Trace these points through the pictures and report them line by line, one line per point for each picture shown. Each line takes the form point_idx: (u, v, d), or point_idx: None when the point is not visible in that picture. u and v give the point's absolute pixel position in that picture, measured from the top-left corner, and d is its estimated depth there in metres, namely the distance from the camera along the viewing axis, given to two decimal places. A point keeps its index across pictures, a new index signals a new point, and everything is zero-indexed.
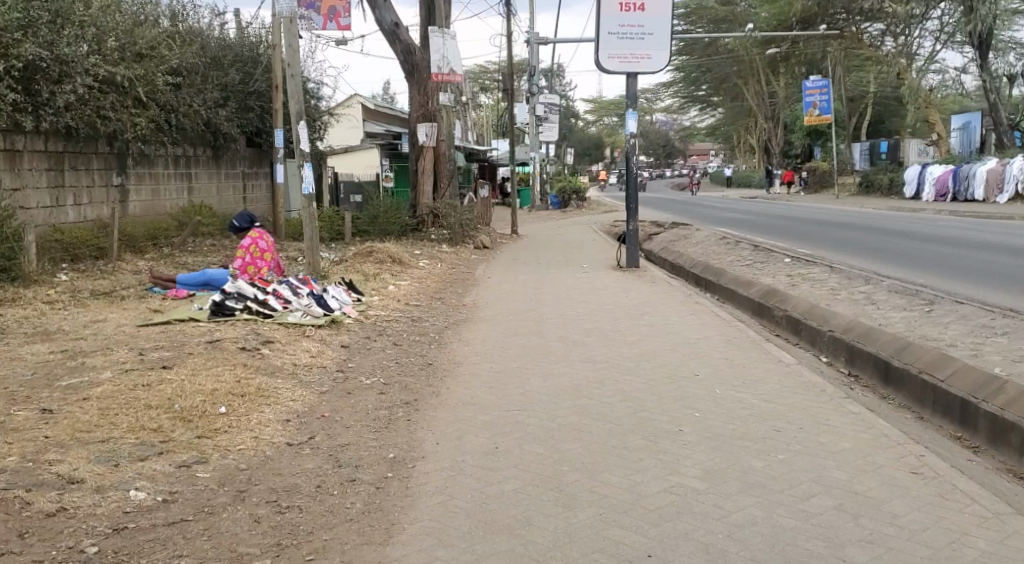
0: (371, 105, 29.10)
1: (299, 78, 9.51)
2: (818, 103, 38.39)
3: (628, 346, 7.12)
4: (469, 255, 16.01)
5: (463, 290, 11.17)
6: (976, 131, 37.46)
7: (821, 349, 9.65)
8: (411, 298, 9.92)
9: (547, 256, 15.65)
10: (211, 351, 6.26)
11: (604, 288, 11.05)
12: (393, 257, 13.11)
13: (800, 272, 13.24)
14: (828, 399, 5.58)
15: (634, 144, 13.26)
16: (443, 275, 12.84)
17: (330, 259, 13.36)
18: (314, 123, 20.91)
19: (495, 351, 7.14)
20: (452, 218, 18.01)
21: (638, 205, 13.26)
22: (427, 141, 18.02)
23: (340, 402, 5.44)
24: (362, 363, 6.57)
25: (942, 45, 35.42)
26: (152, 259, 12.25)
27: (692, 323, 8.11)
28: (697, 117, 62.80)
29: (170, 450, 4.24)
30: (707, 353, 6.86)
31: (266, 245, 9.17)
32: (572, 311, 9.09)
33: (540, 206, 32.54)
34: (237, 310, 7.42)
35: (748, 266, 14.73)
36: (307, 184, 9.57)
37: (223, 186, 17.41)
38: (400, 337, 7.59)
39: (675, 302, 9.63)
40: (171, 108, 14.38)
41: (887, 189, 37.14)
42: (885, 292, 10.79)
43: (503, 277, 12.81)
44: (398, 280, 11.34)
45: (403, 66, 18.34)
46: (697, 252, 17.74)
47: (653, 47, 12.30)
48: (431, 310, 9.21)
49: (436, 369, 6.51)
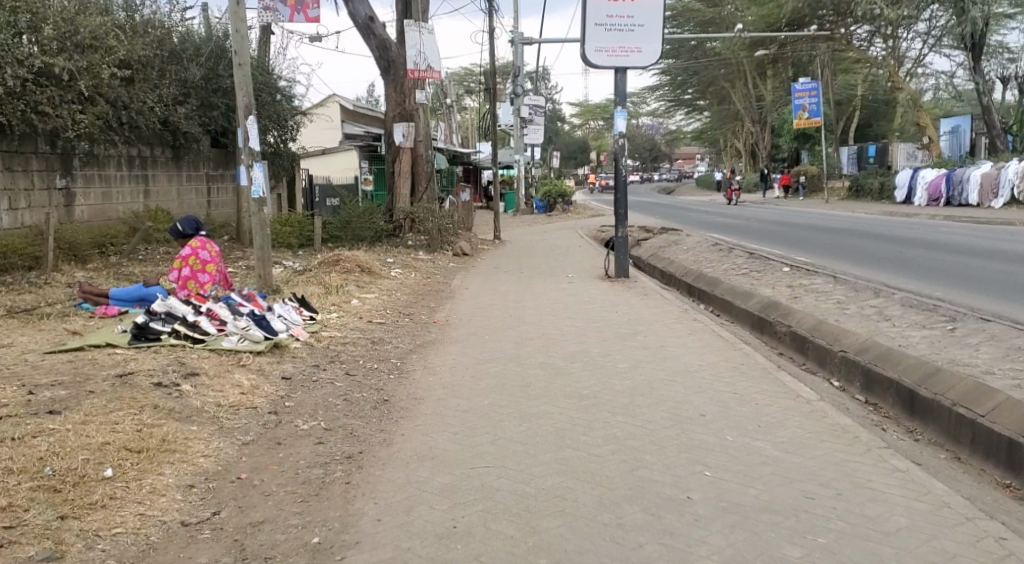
0: (350, 106, 28.04)
1: (248, 68, 8.46)
2: (807, 106, 37.58)
3: (621, 377, 6.11)
4: (447, 263, 14.98)
5: (436, 304, 10.13)
6: (967, 134, 36.64)
7: (832, 370, 8.67)
8: (375, 314, 8.86)
9: (529, 264, 14.66)
10: (119, 388, 5.17)
11: (592, 302, 10.06)
12: (363, 267, 12.05)
13: (801, 282, 12.26)
14: (865, 449, 4.58)
15: (623, 144, 12.26)
16: (416, 286, 11.80)
17: (293, 269, 12.29)
18: (285, 124, 19.83)
19: (464, 382, 6.11)
20: (430, 223, 16.87)
21: (628, 211, 12.26)
22: (404, 141, 17.25)
23: (265, 459, 4.38)
24: (303, 400, 5.50)
25: (932, 48, 34.71)
26: (95, 269, 11.17)
27: (692, 346, 7.11)
28: (683, 121, 61.99)
29: (16, 545, 3.28)
30: (713, 385, 5.86)
31: (209, 256, 8.14)
32: (556, 330, 8.07)
33: (525, 210, 31.53)
34: (163, 333, 6.39)
35: (744, 276, 13.76)
36: (256, 186, 8.53)
37: (184, 190, 16.35)
38: (355, 364, 6.56)
39: (670, 318, 8.64)
40: (123, 106, 13.25)
41: (877, 194, 36.37)
42: (898, 307, 9.83)
43: (482, 288, 11.77)
44: (364, 294, 10.30)
45: (379, 62, 17.34)
46: (689, 259, 16.80)
47: (643, 39, 11.33)
48: (396, 329, 8.16)
49: (392, 407, 5.46)
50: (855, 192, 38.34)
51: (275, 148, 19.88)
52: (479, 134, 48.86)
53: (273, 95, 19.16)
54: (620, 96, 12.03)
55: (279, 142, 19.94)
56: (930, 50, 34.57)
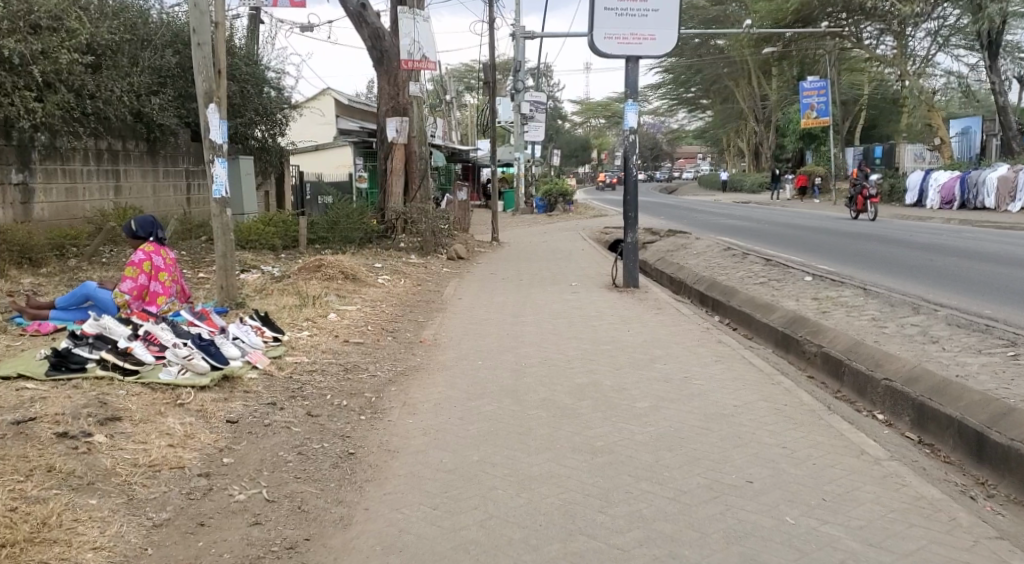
0: (345, 100, 26.90)
1: (208, 48, 7.33)
2: (815, 105, 36.44)
3: (642, 424, 5.03)
4: (442, 269, 13.87)
5: (424, 319, 9.00)
6: (977, 135, 35.18)
7: (873, 399, 7.61)
8: (352, 332, 7.72)
9: (529, 270, 13.59)
10: (9, 442, 4.09)
11: (600, 317, 9.01)
12: (346, 273, 10.94)
13: (829, 296, 11.16)
14: (971, 541, 3.50)
15: (634, 141, 11.15)
16: (404, 295, 10.72)
17: (270, 275, 11.21)
18: (274, 117, 18.71)
19: (453, 425, 5.05)
20: (423, 225, 15.78)
21: (638, 214, 11.19)
22: (397, 136, 16.18)
23: (178, 554, 3.36)
24: (249, 455, 4.40)
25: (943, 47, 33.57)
26: (47, 276, 10.10)
27: (721, 383, 6.03)
28: (686, 119, 60.84)
29: None
30: (756, 438, 4.77)
31: (163, 264, 6.98)
32: (561, 354, 7.00)
33: (525, 209, 30.39)
34: (89, 363, 5.29)
35: (762, 286, 12.67)
36: (218, 184, 7.41)
37: (161, 187, 15.28)
38: (322, 401, 5.47)
39: (690, 341, 7.57)
40: (88, 94, 12.17)
41: (887, 196, 35.21)
42: (943, 326, 8.76)
43: (477, 298, 10.68)
44: (346, 305, 9.20)
45: (371, 52, 16.24)
46: (700, 265, 15.73)
47: (657, 26, 10.24)
48: (375, 351, 7.04)
49: (360, 466, 4.36)
50: None
51: (263, 143, 18.76)
52: (478, 130, 47.76)
53: (262, 87, 18.05)
54: (631, 88, 10.94)
55: (268, 137, 18.84)
56: (941, 49, 33.55)
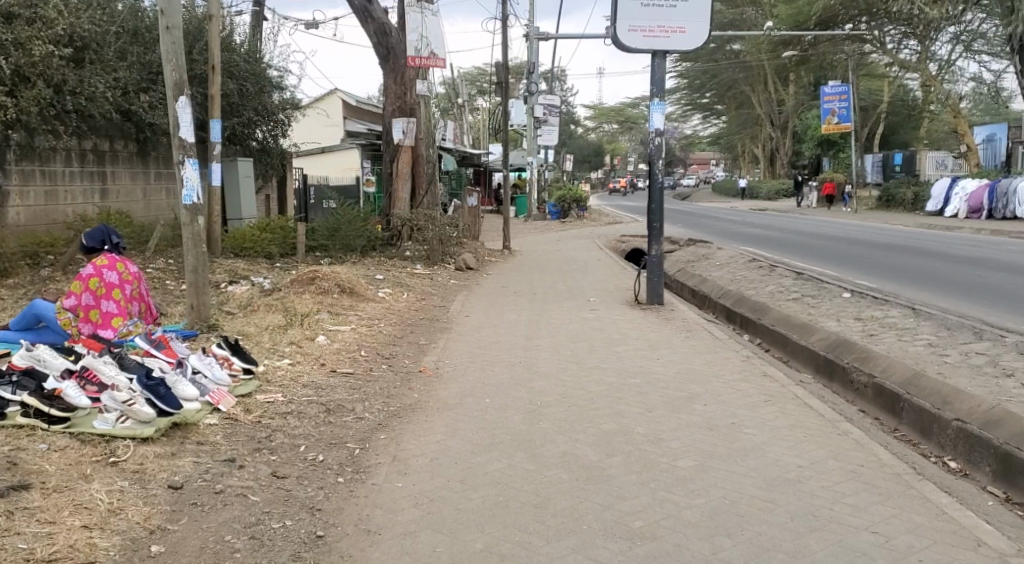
0: (353, 101, 25.99)
1: (179, 33, 6.34)
2: (836, 111, 35.23)
3: (689, 495, 4.05)
4: (449, 280, 12.87)
5: (427, 341, 7.99)
6: (1003, 143, 33.91)
7: (941, 443, 6.59)
8: (342, 359, 6.70)
9: (543, 283, 12.59)
10: None
11: (623, 340, 8.02)
12: (344, 287, 9.94)
13: (874, 317, 10.13)
14: None
15: (660, 143, 10.13)
16: (407, 311, 9.73)
17: (260, 288, 10.24)
18: (276, 117, 17.76)
19: (455, 492, 4.08)
20: (431, 233, 14.69)
21: (663, 224, 10.17)
22: (404, 138, 15.08)
23: None
24: (185, 541, 3.45)
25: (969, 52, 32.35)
26: (12, 289, 9.16)
27: (778, 434, 5.03)
28: (701, 125, 59.69)
29: None
30: (836, 518, 3.79)
31: (117, 278, 6.14)
32: (584, 389, 6.03)
33: (537, 215, 29.33)
34: (12, 408, 4.34)
35: (797, 303, 11.64)
36: (189, 189, 6.44)
37: (152, 190, 14.35)
38: (293, 455, 4.48)
39: (731, 374, 6.58)
40: (69, 90, 11.22)
41: (910, 205, 33.93)
42: (1015, 358, 7.74)
43: (486, 316, 9.69)
44: (339, 325, 8.20)
45: (377, 48, 15.33)
46: (726, 277, 14.71)
47: (688, 17, 9.23)
48: (366, 385, 6.03)
49: (328, 558, 3.42)
50: (885, 202, 35.95)
51: (263, 144, 17.82)
52: (489, 135, 46.67)
53: (262, 85, 17.10)
54: (657, 86, 9.94)
55: (268, 138, 17.91)
56: (964, 54, 32.54)
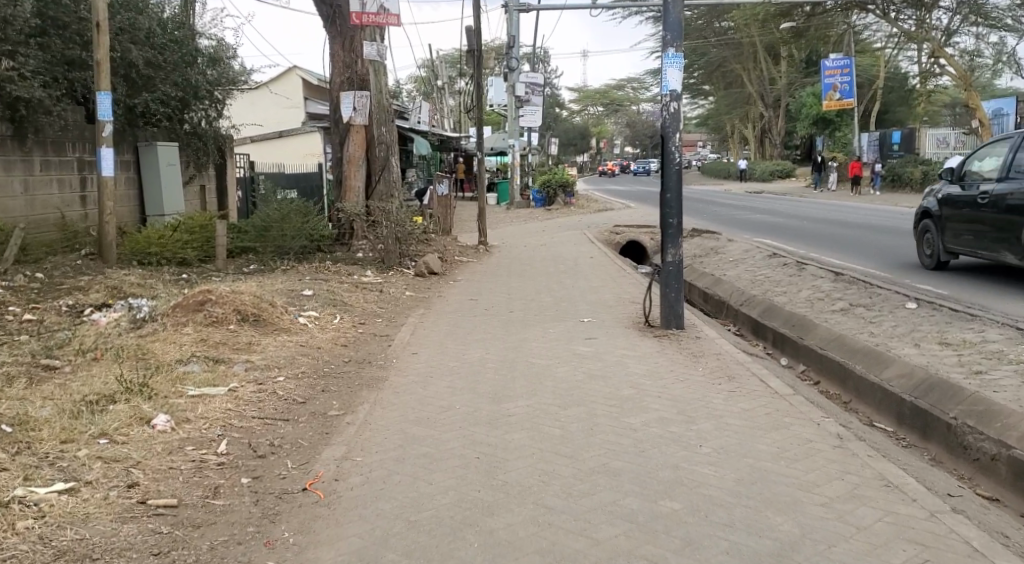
0: (314, 79, 23.18)
1: None
2: (839, 86, 32.18)
3: None
4: (402, 292, 10.09)
5: (339, 409, 5.24)
6: (1010, 119, 30.46)
7: None
8: (175, 470, 3.99)
9: (525, 294, 9.90)
10: None
11: (638, 402, 5.28)
12: (244, 312, 7.21)
13: (967, 342, 7.47)
14: None
15: (678, 110, 7.40)
16: (331, 347, 6.99)
17: (136, 313, 7.44)
18: (209, 94, 14.93)
19: None
20: (385, 230, 11.89)
21: (682, 221, 7.45)
22: (355, 116, 12.35)
23: None
24: None
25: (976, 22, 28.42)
26: None
27: None
28: (687, 107, 56.71)
29: None
30: None
31: None
32: (583, 534, 3.38)
33: (520, 203, 26.52)
34: None
35: (850, 316, 8.99)
36: None
37: (36, 183, 11.03)
38: None
39: (832, 482, 3.94)
40: None
41: (919, 185, 31.16)
42: None
43: (446, 351, 6.98)
44: (215, 385, 5.44)
45: (322, 9, 12.61)
46: (749, 277, 12.05)
47: None
48: (190, 539, 3.36)
49: None
50: (890, 181, 33.22)
51: (195, 126, 14.98)
52: (466, 118, 43.58)
53: (186, 55, 14.20)
54: (673, 32, 7.28)
55: (201, 118, 15.05)
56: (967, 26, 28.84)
